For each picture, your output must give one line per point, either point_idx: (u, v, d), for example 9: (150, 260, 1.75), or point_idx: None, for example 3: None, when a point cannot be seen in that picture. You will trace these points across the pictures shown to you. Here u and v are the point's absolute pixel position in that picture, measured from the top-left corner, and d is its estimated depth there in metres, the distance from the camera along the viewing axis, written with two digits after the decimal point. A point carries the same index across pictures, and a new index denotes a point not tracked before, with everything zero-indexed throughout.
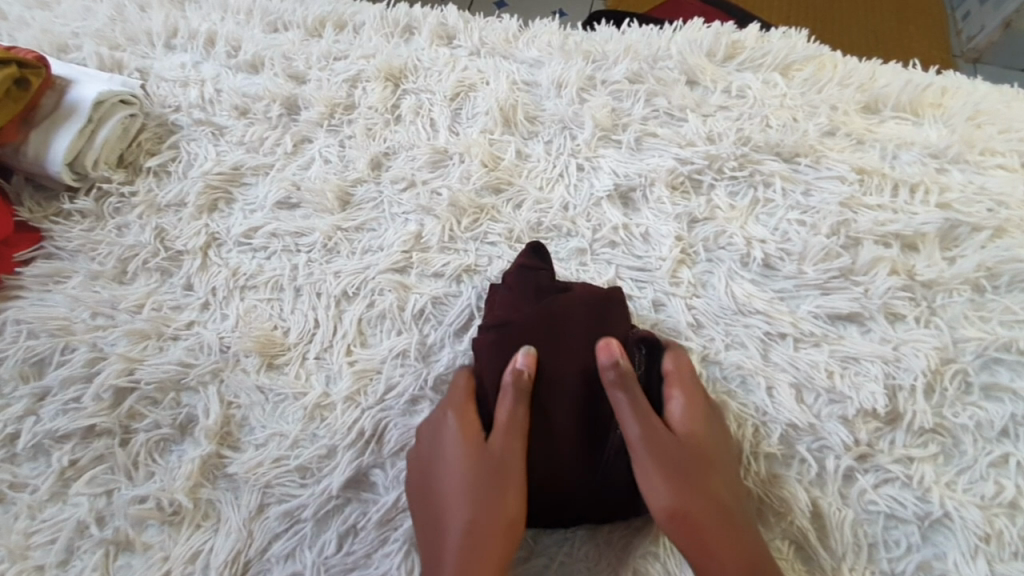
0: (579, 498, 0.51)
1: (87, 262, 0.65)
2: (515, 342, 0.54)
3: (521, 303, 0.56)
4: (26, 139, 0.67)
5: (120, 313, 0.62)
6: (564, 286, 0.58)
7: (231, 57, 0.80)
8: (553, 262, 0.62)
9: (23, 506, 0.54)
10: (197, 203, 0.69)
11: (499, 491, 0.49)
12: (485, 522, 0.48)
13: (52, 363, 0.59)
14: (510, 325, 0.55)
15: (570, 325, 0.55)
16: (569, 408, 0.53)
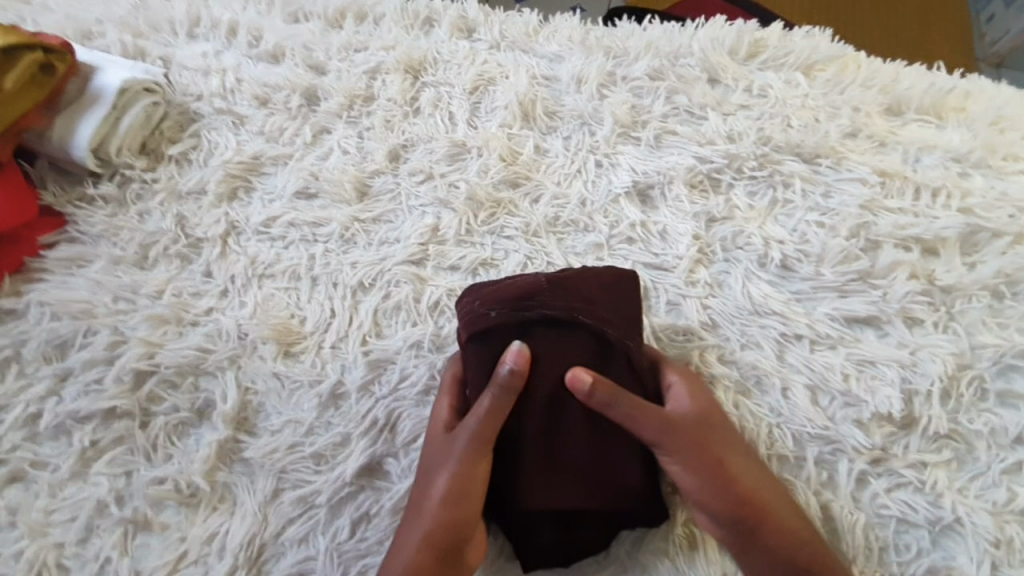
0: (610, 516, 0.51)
1: (108, 247, 0.66)
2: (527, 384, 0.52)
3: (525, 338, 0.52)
4: (51, 124, 0.69)
5: (140, 297, 0.63)
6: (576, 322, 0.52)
7: (253, 47, 0.81)
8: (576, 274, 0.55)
9: (44, 485, 0.55)
10: (217, 191, 0.70)
11: (461, 515, 0.48)
12: (447, 531, 0.48)
13: (74, 345, 0.60)
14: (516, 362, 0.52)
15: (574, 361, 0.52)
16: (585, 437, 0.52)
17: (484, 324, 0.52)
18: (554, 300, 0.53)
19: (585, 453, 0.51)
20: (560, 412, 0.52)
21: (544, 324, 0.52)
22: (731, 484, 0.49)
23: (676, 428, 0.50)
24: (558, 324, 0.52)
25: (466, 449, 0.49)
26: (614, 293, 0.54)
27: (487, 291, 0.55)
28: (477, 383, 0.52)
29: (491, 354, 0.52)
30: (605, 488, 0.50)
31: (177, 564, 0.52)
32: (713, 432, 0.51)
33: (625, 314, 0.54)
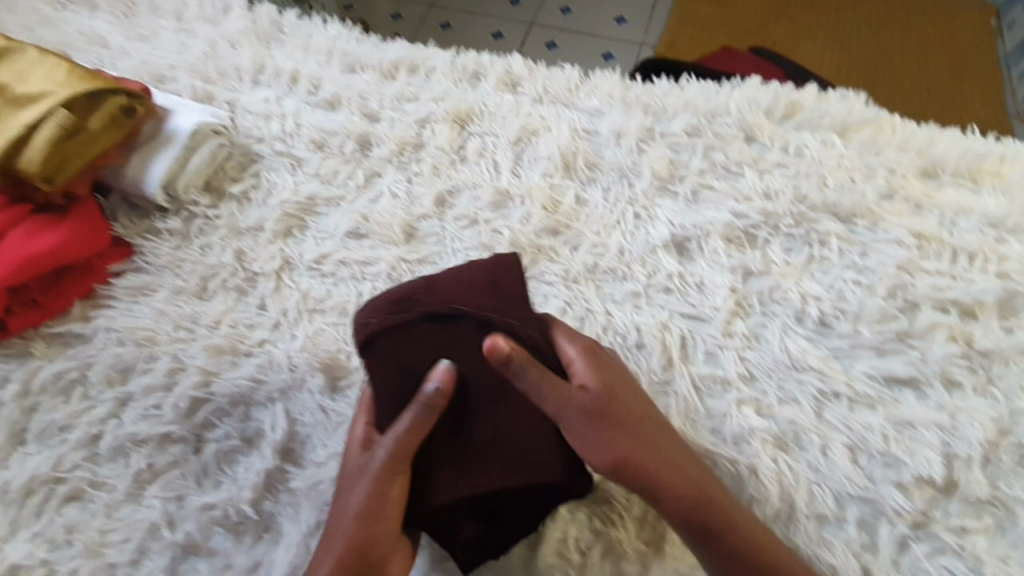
0: (527, 500, 0.53)
1: (171, 277, 0.71)
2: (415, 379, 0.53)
3: (417, 343, 0.53)
4: (126, 161, 0.74)
5: (198, 327, 0.67)
6: (449, 313, 0.54)
7: (312, 94, 0.86)
8: (444, 273, 0.57)
9: (102, 505, 0.57)
10: (274, 229, 0.74)
11: (377, 536, 0.50)
12: (359, 551, 0.49)
13: (136, 370, 0.64)
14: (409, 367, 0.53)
15: (466, 351, 0.53)
16: (508, 424, 0.52)
17: (365, 331, 0.54)
18: (435, 299, 0.54)
19: (489, 446, 0.51)
20: (467, 403, 0.52)
21: (428, 317, 0.54)
22: (648, 475, 0.49)
23: (583, 414, 0.50)
24: (449, 319, 0.54)
25: (381, 466, 0.50)
26: (510, 288, 0.55)
27: (376, 301, 0.56)
28: (382, 392, 0.53)
29: (381, 361, 0.53)
30: (515, 475, 0.50)
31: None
32: (622, 423, 0.50)
33: (508, 298, 0.55)
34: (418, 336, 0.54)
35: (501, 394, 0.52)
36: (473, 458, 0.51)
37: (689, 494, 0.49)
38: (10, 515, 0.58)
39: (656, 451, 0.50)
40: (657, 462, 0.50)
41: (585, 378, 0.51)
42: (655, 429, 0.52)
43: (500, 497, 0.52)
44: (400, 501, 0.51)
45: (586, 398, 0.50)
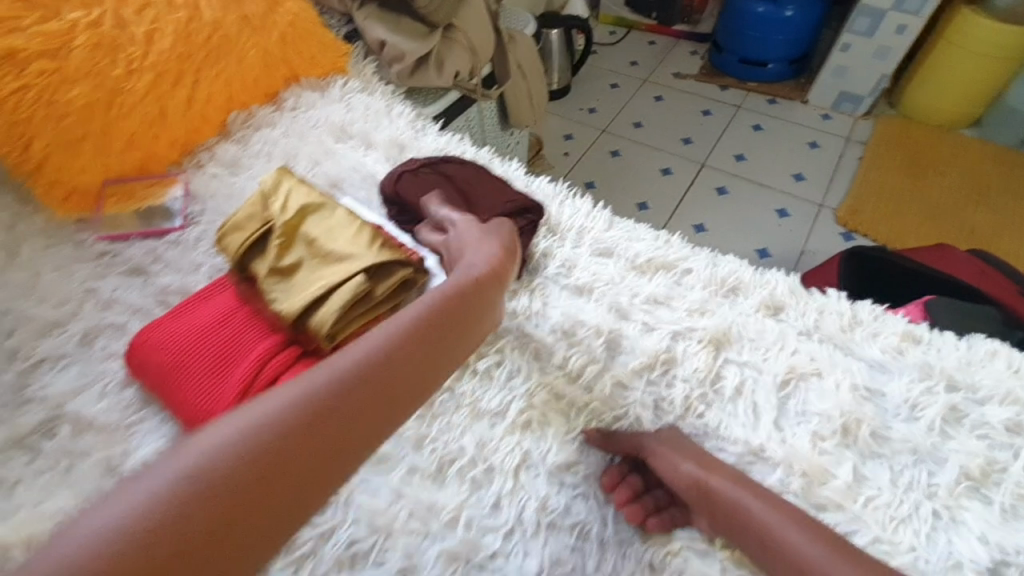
0: None
1: (411, 451, 0.68)
2: (475, 169, 0.95)
3: (458, 167, 0.94)
4: None
5: (435, 521, 0.63)
6: (476, 164, 0.97)
7: (564, 276, 0.85)
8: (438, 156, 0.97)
9: None
10: (515, 419, 0.71)
11: (359, 419, 0.51)
12: (342, 412, 0.50)
13: (367, 559, 0.61)
14: (450, 174, 0.93)
15: (483, 172, 0.95)
16: (483, 180, 0.93)
17: (414, 167, 0.92)
18: (463, 162, 0.96)
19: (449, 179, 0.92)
20: (482, 181, 0.93)
21: (431, 165, 0.94)
22: None
23: (704, 494, 0.63)
24: (435, 166, 0.94)
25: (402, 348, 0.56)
26: (458, 171, 0.94)
27: (408, 172, 0.91)
28: (420, 190, 0.89)
29: (425, 180, 0.90)
30: (480, 180, 0.93)
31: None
32: (744, 502, 0.61)
33: (485, 170, 0.96)
34: (451, 170, 0.94)
35: (485, 184, 0.93)
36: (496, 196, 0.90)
37: (802, 563, 0.56)
38: None
39: (772, 530, 0.58)
40: (781, 548, 0.57)
41: (730, 480, 0.63)
42: (790, 528, 0.58)
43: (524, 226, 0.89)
44: (385, 380, 0.54)
45: (713, 484, 0.63)
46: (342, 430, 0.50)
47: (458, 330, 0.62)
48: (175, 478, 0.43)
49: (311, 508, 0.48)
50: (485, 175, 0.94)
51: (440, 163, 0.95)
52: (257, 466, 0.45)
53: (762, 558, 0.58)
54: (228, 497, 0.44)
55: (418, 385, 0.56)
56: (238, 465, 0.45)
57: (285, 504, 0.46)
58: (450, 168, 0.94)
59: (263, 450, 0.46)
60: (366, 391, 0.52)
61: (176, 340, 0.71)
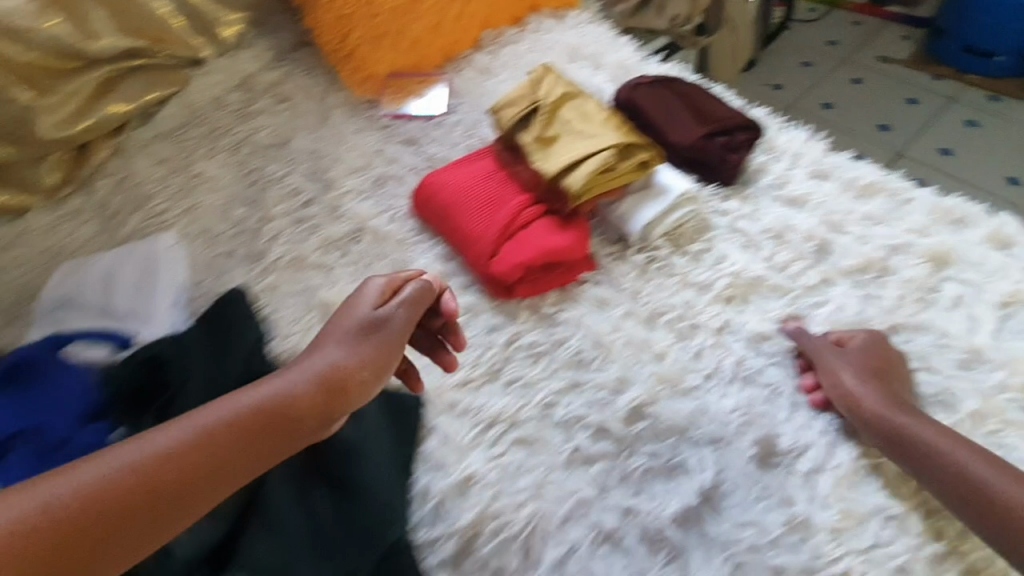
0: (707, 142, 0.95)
1: (629, 300, 0.83)
2: (698, 88, 1.03)
3: (683, 84, 1.02)
4: (623, 199, 0.89)
5: (647, 352, 0.78)
6: (698, 85, 1.05)
7: (778, 189, 0.93)
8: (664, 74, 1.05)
9: (545, 460, 0.71)
10: (721, 292, 0.83)
11: (266, 436, 0.54)
12: (243, 439, 0.53)
13: (591, 365, 0.77)
14: (676, 89, 1.01)
15: (705, 91, 1.02)
16: (705, 97, 1.01)
17: (643, 82, 1.02)
18: (687, 82, 1.04)
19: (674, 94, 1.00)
20: (704, 98, 1.00)
21: (659, 80, 1.03)
22: (931, 476, 0.62)
23: (850, 403, 0.69)
24: (662, 81, 1.03)
25: (325, 369, 0.59)
26: (684, 88, 1.02)
27: (639, 85, 1.02)
28: (649, 101, 0.99)
29: (655, 93, 1.00)
30: (703, 97, 1.00)
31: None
32: (907, 423, 0.65)
33: (707, 90, 1.03)
34: (677, 86, 1.02)
35: (708, 100, 1.00)
36: (718, 112, 0.97)
37: (957, 475, 0.60)
38: (476, 430, 0.74)
39: (912, 433, 0.64)
40: (920, 447, 0.63)
41: (880, 395, 0.68)
42: (937, 437, 0.63)
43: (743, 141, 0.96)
44: (293, 403, 0.56)
45: (860, 397, 0.69)
46: (216, 465, 0.50)
47: (340, 409, 0.59)
48: (82, 485, 0.45)
49: (192, 508, 0.49)
50: (707, 94, 1.02)
51: (666, 78, 1.03)
52: (135, 483, 0.47)
53: (901, 458, 0.64)
54: (110, 495, 0.45)
55: (349, 388, 0.60)
56: (128, 480, 0.46)
57: (194, 488, 0.49)
58: (675, 84, 1.02)
59: (159, 471, 0.48)
60: (234, 443, 0.52)
61: (454, 183, 0.92)
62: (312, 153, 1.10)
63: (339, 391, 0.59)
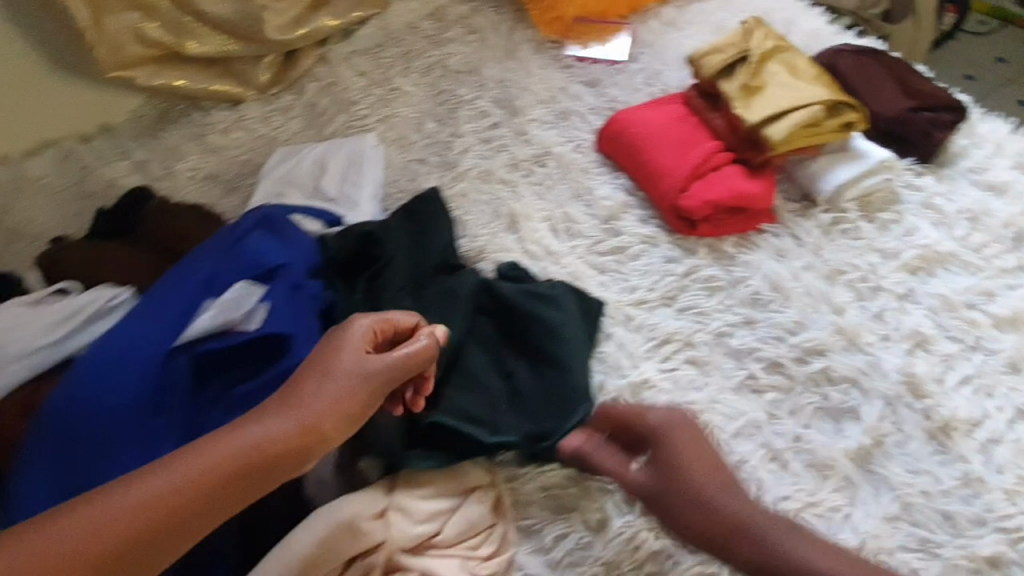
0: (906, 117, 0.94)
1: (811, 254, 0.85)
2: (899, 64, 1.00)
3: (884, 57, 1.01)
4: (816, 158, 0.90)
5: (826, 304, 0.80)
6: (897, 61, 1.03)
7: (976, 174, 0.91)
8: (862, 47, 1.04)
9: (716, 381, 0.76)
10: (907, 261, 0.83)
11: (262, 468, 0.50)
12: (227, 482, 0.48)
13: (769, 306, 0.80)
14: (877, 62, 1.00)
15: (907, 68, 1.00)
16: (907, 73, 0.99)
17: (842, 51, 1.02)
18: (888, 57, 1.02)
19: (875, 66, 0.99)
20: (906, 74, 0.99)
21: (858, 51, 1.02)
22: None
23: (730, 529, 0.63)
24: (862, 53, 1.01)
25: (341, 383, 0.55)
26: (884, 62, 1.00)
27: (836, 55, 1.01)
28: (847, 70, 0.99)
29: (853, 63, 0.99)
30: (904, 73, 0.99)
31: (807, 506, 0.65)
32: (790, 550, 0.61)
33: (909, 67, 1.01)
34: (878, 59, 1.00)
35: (910, 77, 0.98)
36: (921, 90, 0.96)
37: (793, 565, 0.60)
38: (650, 344, 0.80)
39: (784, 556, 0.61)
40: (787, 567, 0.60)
41: (780, 528, 0.62)
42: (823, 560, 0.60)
43: (947, 121, 0.93)
44: (285, 437, 0.51)
45: (747, 524, 0.62)
46: (231, 483, 0.49)
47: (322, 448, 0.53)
48: (59, 536, 0.43)
49: (198, 531, 0.48)
50: (909, 71, 1.00)
51: (866, 51, 1.02)
52: (133, 521, 0.44)
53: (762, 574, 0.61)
54: (98, 550, 0.43)
55: (352, 419, 0.55)
56: (133, 511, 0.45)
57: (193, 526, 0.47)
58: (876, 56, 1.01)
59: (146, 510, 0.45)
60: (228, 484, 0.48)
61: (647, 121, 0.96)
62: (500, 82, 1.18)
63: (340, 421, 0.54)
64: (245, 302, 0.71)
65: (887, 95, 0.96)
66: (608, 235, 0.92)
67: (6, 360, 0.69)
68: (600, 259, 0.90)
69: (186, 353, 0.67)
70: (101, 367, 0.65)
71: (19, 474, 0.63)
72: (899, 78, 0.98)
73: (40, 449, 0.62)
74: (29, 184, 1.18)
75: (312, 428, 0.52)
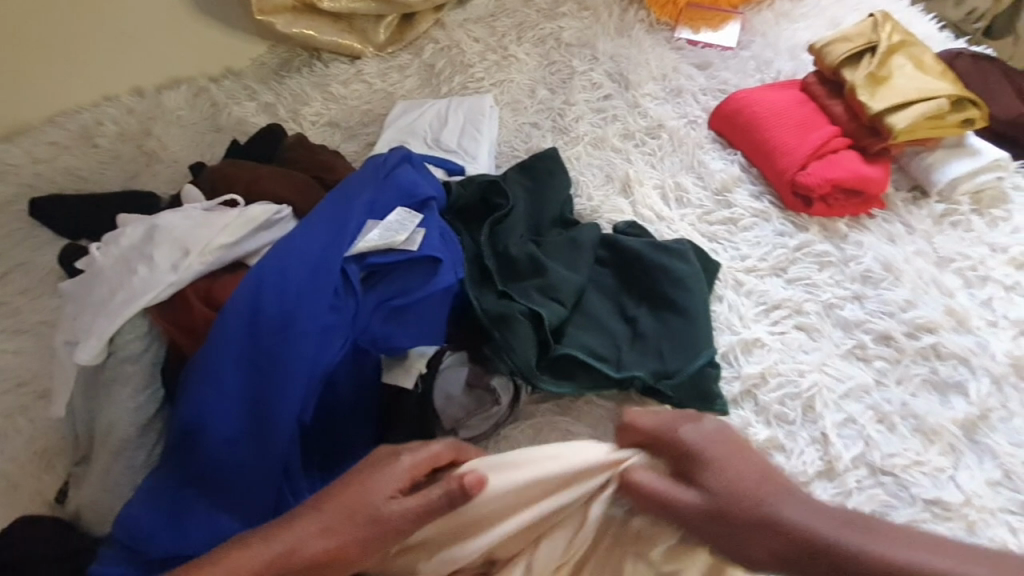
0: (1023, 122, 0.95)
1: (921, 240, 0.88)
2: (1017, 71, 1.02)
3: (1003, 64, 1.02)
4: (933, 149, 0.93)
5: (935, 287, 0.83)
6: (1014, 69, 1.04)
7: None
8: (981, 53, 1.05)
9: (825, 347, 0.80)
10: (1017, 255, 0.85)
11: None
12: None
13: (880, 283, 0.84)
14: (995, 67, 1.01)
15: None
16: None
17: (961, 54, 1.03)
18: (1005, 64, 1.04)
19: (994, 71, 1.01)
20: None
21: (978, 54, 1.03)
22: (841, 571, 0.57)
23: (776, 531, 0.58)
24: (982, 57, 1.03)
25: (332, 536, 0.60)
26: (1003, 68, 1.01)
27: (955, 56, 1.03)
28: (967, 71, 1.01)
29: (973, 66, 1.01)
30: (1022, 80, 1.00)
31: (914, 463, 0.70)
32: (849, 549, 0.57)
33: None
34: (997, 64, 1.02)
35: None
36: None
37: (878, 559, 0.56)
38: (760, 307, 0.84)
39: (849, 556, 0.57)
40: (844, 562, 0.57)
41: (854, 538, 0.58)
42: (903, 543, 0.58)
43: None
44: (277, 569, 0.59)
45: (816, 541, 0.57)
46: None
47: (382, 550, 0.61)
48: None
49: None
50: None
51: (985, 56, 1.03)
52: None
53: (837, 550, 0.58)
54: None
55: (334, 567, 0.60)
56: None
57: None
58: (995, 62, 1.02)
59: None
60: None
61: (766, 101, 1.00)
62: (613, 57, 1.23)
63: (318, 570, 0.60)
64: (406, 224, 0.79)
65: (1005, 100, 0.98)
66: (721, 207, 0.96)
67: (191, 252, 0.78)
68: (712, 227, 0.94)
69: (356, 264, 0.77)
70: (290, 258, 0.74)
71: (213, 337, 0.72)
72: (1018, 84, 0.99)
73: (236, 315, 0.72)
74: (165, 114, 1.26)
75: (298, 567, 0.59)
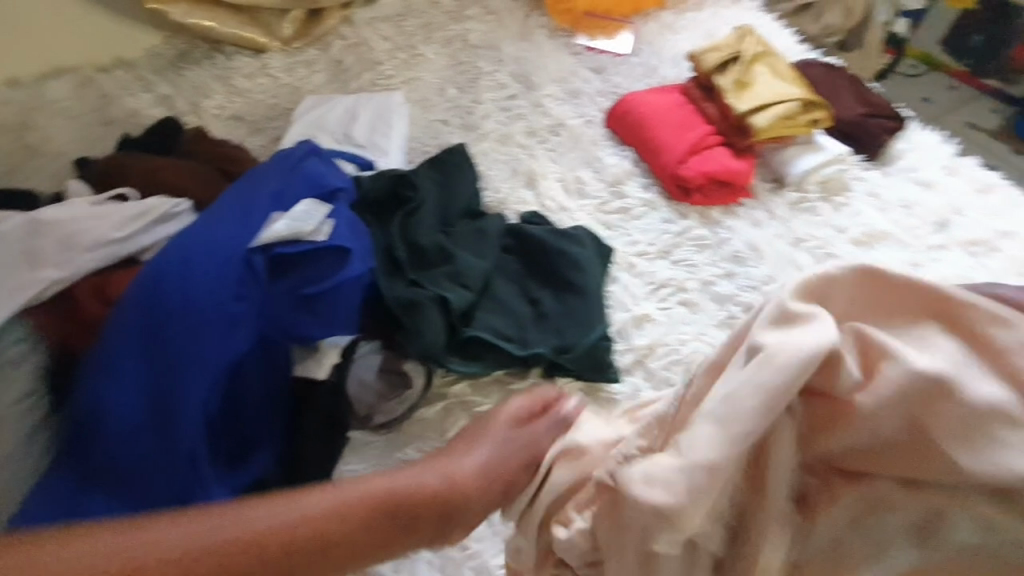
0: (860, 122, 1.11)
1: (778, 225, 1.02)
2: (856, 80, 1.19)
3: (844, 74, 1.19)
4: (789, 145, 1.07)
5: (790, 264, 0.97)
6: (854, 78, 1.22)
7: (910, 171, 1.09)
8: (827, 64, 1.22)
9: (702, 319, 0.90)
10: (854, 235, 1.00)
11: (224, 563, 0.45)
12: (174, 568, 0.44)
13: (746, 262, 0.97)
14: (838, 76, 1.18)
15: (862, 84, 1.19)
16: (862, 88, 1.17)
17: (811, 65, 1.20)
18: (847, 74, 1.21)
19: (836, 80, 1.18)
20: (861, 89, 1.17)
21: (824, 65, 1.20)
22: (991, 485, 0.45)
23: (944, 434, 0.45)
24: (827, 67, 1.20)
25: (379, 499, 0.51)
26: (844, 78, 1.19)
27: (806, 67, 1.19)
28: (815, 80, 1.17)
29: (820, 75, 1.18)
30: (859, 87, 1.17)
31: None
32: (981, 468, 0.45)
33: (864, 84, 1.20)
34: (840, 74, 1.19)
35: (863, 92, 1.17)
36: (871, 102, 1.14)
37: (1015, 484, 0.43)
38: (646, 286, 0.94)
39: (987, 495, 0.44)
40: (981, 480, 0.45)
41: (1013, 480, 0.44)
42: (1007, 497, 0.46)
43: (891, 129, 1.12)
44: (310, 537, 0.48)
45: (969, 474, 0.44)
46: None
47: (435, 530, 0.53)
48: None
49: None
50: (863, 86, 1.18)
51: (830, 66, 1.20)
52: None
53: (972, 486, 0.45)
54: None
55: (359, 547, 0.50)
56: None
57: None
58: (837, 71, 1.19)
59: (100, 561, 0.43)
60: (245, 567, 0.46)
61: (651, 103, 1.11)
62: (517, 59, 1.30)
63: (349, 551, 0.49)
64: (314, 215, 0.81)
65: (845, 104, 1.14)
66: (614, 198, 1.05)
67: (83, 246, 0.76)
68: (607, 216, 1.03)
69: (262, 253, 0.77)
70: (193, 248, 0.74)
71: (113, 328, 0.71)
72: (856, 90, 1.17)
73: (135, 305, 0.71)
74: (46, 106, 1.18)
75: (327, 535, 0.49)
